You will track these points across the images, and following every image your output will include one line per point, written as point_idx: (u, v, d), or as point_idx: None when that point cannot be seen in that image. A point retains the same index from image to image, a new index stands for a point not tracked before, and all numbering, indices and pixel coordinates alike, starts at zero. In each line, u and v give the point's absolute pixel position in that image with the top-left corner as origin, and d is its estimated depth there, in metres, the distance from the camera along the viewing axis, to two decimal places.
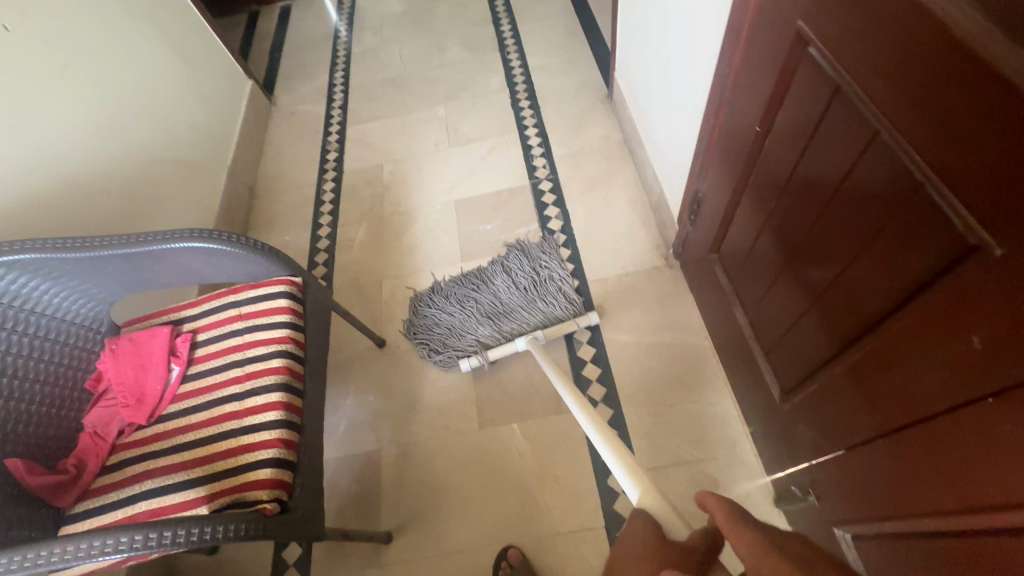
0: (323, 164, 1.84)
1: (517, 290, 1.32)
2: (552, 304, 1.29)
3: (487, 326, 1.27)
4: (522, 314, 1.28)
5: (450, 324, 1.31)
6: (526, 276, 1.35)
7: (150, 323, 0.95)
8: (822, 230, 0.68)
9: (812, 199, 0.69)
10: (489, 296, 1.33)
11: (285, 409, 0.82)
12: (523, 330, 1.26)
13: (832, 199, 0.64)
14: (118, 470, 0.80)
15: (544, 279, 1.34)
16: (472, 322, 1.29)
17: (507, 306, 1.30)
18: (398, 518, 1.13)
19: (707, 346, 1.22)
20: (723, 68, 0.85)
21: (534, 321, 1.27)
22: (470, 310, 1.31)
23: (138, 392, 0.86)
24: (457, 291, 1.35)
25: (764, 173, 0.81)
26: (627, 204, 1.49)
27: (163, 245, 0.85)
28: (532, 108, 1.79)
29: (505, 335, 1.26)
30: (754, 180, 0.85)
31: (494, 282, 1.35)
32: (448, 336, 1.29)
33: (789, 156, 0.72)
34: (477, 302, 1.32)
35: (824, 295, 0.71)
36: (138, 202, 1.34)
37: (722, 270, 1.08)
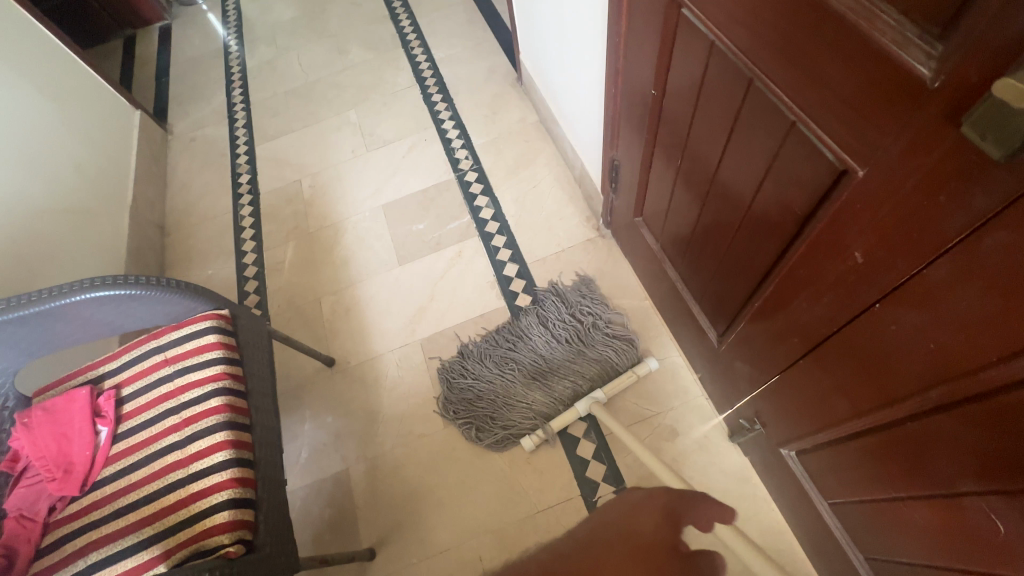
0: (236, 188, 1.74)
1: (560, 342, 1.22)
2: (601, 351, 1.20)
3: (538, 391, 1.17)
4: (573, 369, 1.19)
5: (494, 392, 1.20)
6: (566, 325, 1.24)
7: (65, 387, 0.87)
8: (724, 181, 0.73)
9: (711, 154, 0.73)
10: (528, 353, 1.22)
11: (234, 447, 0.78)
12: (579, 388, 1.17)
13: (726, 149, 0.69)
14: (57, 549, 0.73)
15: (585, 325, 1.24)
16: (520, 387, 1.19)
17: (555, 363, 1.20)
18: (378, 532, 1.11)
19: (648, 306, 1.28)
20: (614, 40, 0.88)
21: (586, 372, 1.18)
22: (514, 375, 1.20)
23: (64, 462, 0.79)
24: (494, 353, 1.24)
25: (667, 135, 0.85)
26: (552, 181, 1.52)
27: (64, 301, 0.79)
28: (446, 101, 1.77)
29: (561, 399, 1.17)
30: (660, 143, 0.89)
31: (531, 336, 1.24)
32: (494, 408, 1.18)
33: (684, 115, 0.76)
34: (519, 363, 1.22)
35: (737, 240, 0.76)
36: (29, 260, 1.21)
37: (648, 231, 1.13)
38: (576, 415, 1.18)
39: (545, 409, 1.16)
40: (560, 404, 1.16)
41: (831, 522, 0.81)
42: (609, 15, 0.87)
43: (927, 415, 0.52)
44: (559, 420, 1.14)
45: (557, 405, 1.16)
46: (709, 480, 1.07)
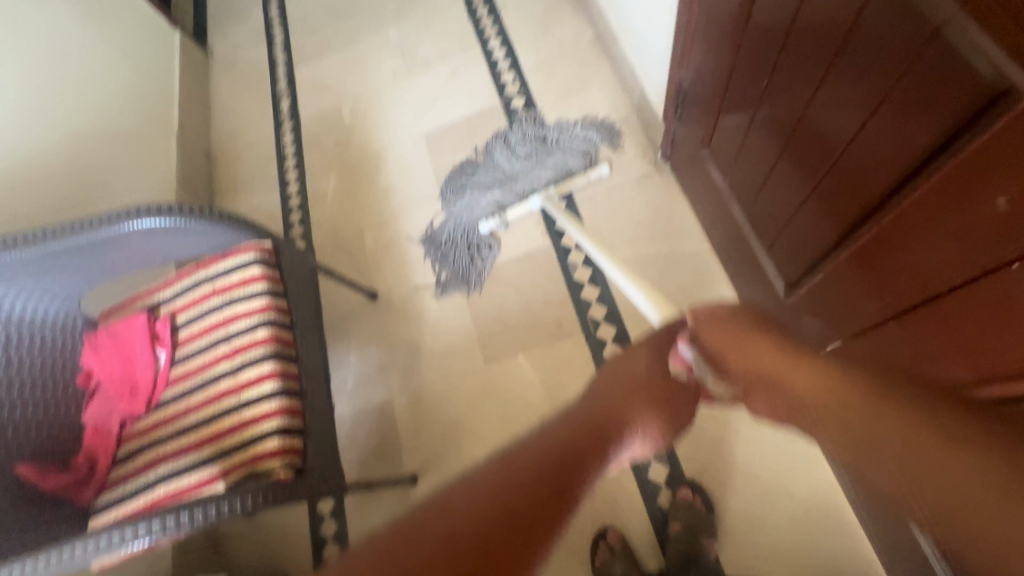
0: (277, 115, 1.69)
1: (524, 154, 1.37)
2: (558, 159, 1.33)
3: (500, 194, 1.33)
4: (531, 175, 1.33)
5: (464, 209, 1.35)
6: (529, 139, 1.39)
7: (126, 311, 0.91)
8: (822, 106, 0.61)
9: (811, 71, 0.61)
10: (493, 167, 1.37)
11: (281, 378, 0.80)
12: (534, 188, 1.32)
13: (831, 66, 0.57)
14: (129, 460, 0.80)
15: (544, 138, 1.37)
16: (484, 197, 1.34)
17: (515, 172, 1.35)
18: (420, 460, 1.16)
19: (706, 250, 1.18)
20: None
21: (541, 176, 1.33)
22: (479, 188, 1.35)
23: (130, 383, 0.84)
24: (465, 172, 1.40)
25: (754, 50, 0.72)
26: (607, 108, 1.38)
27: (114, 230, 0.79)
28: (492, 15, 1.61)
29: (518, 195, 1.32)
30: (742, 61, 0.76)
31: (497, 154, 1.39)
32: (464, 223, 1.33)
33: (781, 23, 0.63)
34: (484, 176, 1.36)
35: (827, 182, 0.66)
36: (86, 185, 1.24)
37: (715, 167, 1.01)
38: None
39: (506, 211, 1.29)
40: (519, 202, 1.29)
41: None
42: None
43: None
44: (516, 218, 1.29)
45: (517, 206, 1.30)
46: (757, 434, 1.02)
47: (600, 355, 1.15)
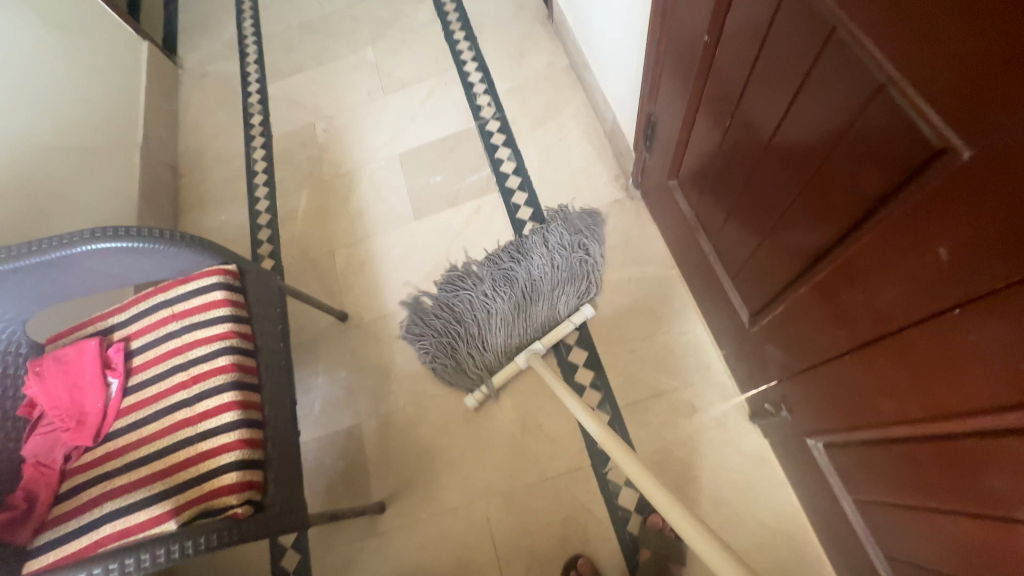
0: (248, 130, 1.66)
1: (555, 272, 1.21)
2: (566, 296, 1.18)
3: (502, 320, 1.18)
4: (536, 308, 1.18)
5: (473, 310, 1.21)
6: (565, 255, 1.22)
7: (76, 336, 0.86)
8: (780, 151, 0.64)
9: (769, 118, 0.64)
10: (520, 275, 1.21)
11: (241, 408, 0.77)
12: (534, 328, 1.17)
13: (788, 115, 0.60)
14: (74, 496, 0.75)
15: (577, 261, 1.21)
16: (493, 310, 1.19)
17: (533, 294, 1.19)
18: (389, 487, 1.13)
19: (675, 275, 1.21)
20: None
21: (543, 315, 1.18)
22: (497, 294, 1.20)
23: (78, 413, 0.79)
24: (489, 270, 1.24)
25: (717, 92, 0.75)
26: (580, 135, 1.41)
27: (67, 252, 0.75)
28: (469, 40, 1.63)
29: (512, 336, 1.17)
30: (706, 102, 0.80)
31: (533, 257, 1.23)
32: (463, 324, 1.20)
33: (741, 70, 0.67)
34: (501, 288, 1.21)
35: (786, 220, 0.69)
36: (40, 200, 1.19)
37: (683, 197, 1.04)
38: (591, 385, 1.14)
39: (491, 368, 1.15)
40: (503, 353, 1.16)
41: (851, 517, 0.78)
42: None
43: (993, 436, 0.46)
44: (497, 376, 1.14)
45: (502, 354, 1.16)
46: (724, 459, 1.04)
47: (571, 380, 1.16)
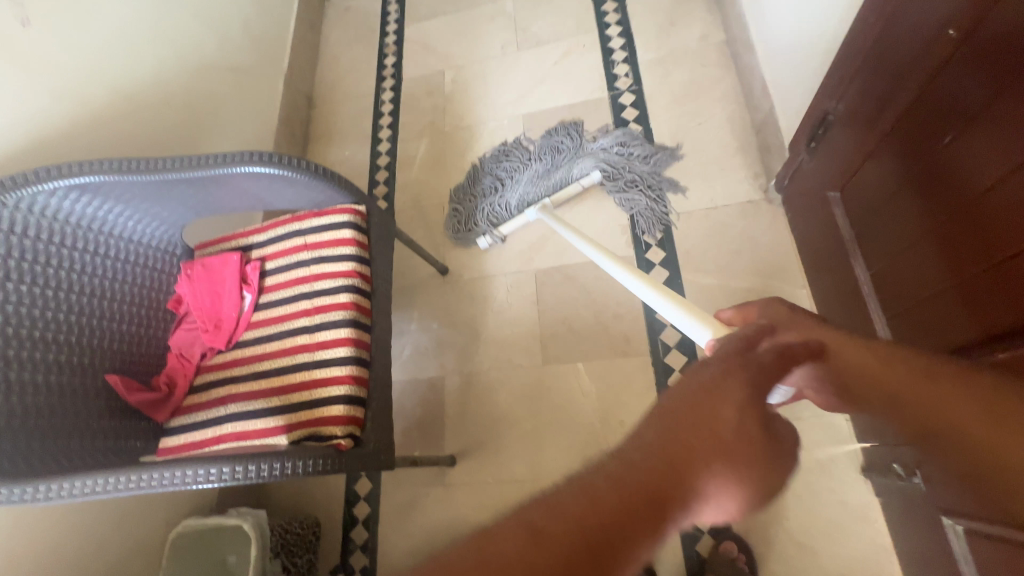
0: (380, 70, 1.69)
1: (598, 164, 1.27)
2: (589, 166, 1.27)
3: (527, 183, 1.30)
4: (559, 178, 1.28)
5: (510, 169, 1.35)
6: (615, 150, 1.28)
7: (221, 247, 0.94)
8: (1014, 193, 0.55)
9: (993, 164, 0.57)
10: (565, 153, 1.32)
11: (354, 345, 0.81)
12: (547, 190, 1.28)
13: (1023, 167, 0.54)
14: (204, 391, 0.84)
15: (623, 154, 1.27)
16: (525, 170, 1.33)
17: (563, 169, 1.29)
18: (461, 444, 1.17)
19: (804, 296, 1.09)
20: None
21: (561, 180, 1.28)
22: (534, 163, 1.33)
23: (216, 318, 0.87)
24: (543, 145, 1.35)
25: (922, 117, 0.67)
26: (722, 121, 1.28)
27: (223, 170, 0.80)
28: (616, 1, 1.52)
29: (529, 200, 1.29)
30: (901, 124, 0.72)
31: (584, 144, 1.32)
32: (500, 182, 1.34)
33: (971, 101, 0.59)
34: (545, 161, 1.32)
35: (976, 276, 0.63)
36: (198, 115, 1.29)
37: (840, 213, 0.91)
38: None
39: (502, 225, 1.30)
40: (515, 208, 1.30)
41: None
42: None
43: None
44: (503, 225, 1.29)
45: (513, 206, 1.30)
46: (821, 506, 0.95)
47: (664, 383, 1.10)
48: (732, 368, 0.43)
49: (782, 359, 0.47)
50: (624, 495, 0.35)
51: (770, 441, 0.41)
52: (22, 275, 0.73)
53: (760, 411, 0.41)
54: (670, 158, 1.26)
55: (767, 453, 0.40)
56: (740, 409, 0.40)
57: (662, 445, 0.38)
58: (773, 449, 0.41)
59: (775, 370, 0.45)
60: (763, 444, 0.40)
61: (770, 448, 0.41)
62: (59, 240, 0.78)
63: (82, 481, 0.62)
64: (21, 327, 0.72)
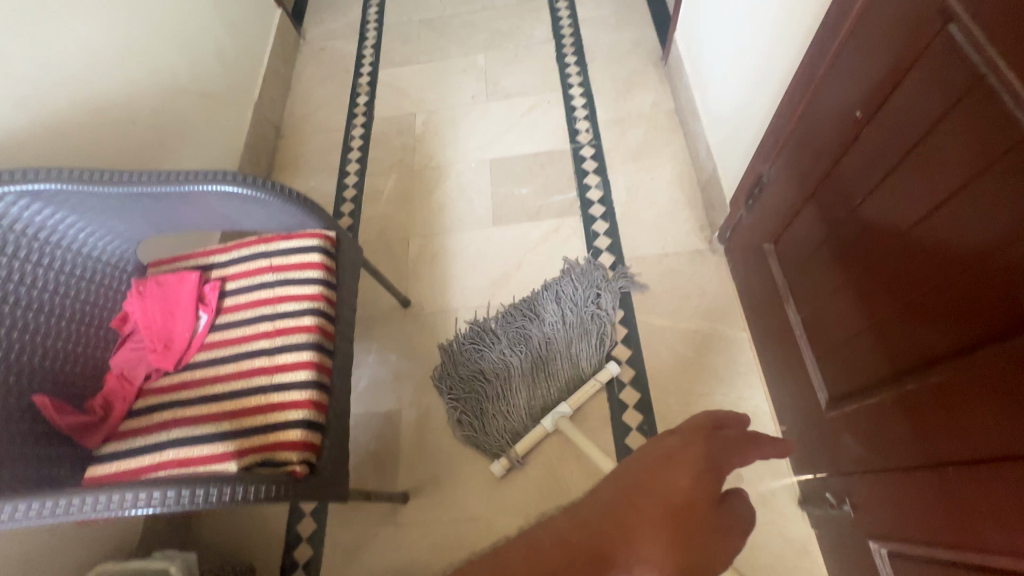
0: (353, 108, 1.74)
1: (568, 332, 1.21)
2: (569, 346, 1.20)
3: (523, 385, 1.17)
4: (555, 369, 1.18)
5: (492, 365, 1.20)
6: (576, 312, 1.23)
7: (178, 266, 0.91)
8: (913, 245, 0.65)
9: (896, 223, 0.68)
10: (536, 335, 1.22)
11: (316, 369, 0.79)
12: (550, 387, 1.16)
13: (920, 223, 0.64)
14: (144, 415, 0.79)
15: (592, 316, 1.23)
16: (511, 367, 1.19)
17: (551, 357, 1.19)
18: (415, 480, 1.13)
19: (745, 338, 1.18)
20: (809, 63, 0.80)
21: (557, 369, 1.18)
22: (515, 355, 1.20)
23: (166, 338, 0.83)
24: (509, 329, 1.24)
25: (840, 184, 0.79)
26: (672, 178, 1.41)
27: (193, 187, 0.79)
28: (579, 65, 1.67)
29: (539, 403, 1.15)
30: (824, 189, 0.83)
31: (547, 314, 1.24)
32: (488, 387, 1.17)
33: (875, 170, 0.71)
34: (524, 352, 1.20)
35: (888, 319, 0.72)
36: (163, 134, 1.27)
37: (777, 264, 1.02)
38: (637, 428, 1.12)
39: (519, 446, 1.11)
40: (528, 414, 1.14)
41: None
42: (814, 36, 0.79)
43: None
44: (522, 443, 1.10)
45: (525, 415, 1.14)
46: (764, 538, 0.99)
47: (618, 419, 1.14)
48: (700, 447, 0.55)
49: (755, 441, 0.59)
50: (566, 553, 0.46)
51: (717, 514, 0.50)
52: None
53: (710, 487, 0.51)
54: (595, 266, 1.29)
55: (717, 524, 0.49)
56: (690, 483, 0.51)
57: (612, 510, 0.49)
58: (722, 520, 0.50)
59: (745, 445, 0.58)
60: (709, 512, 0.50)
61: (714, 520, 0.49)
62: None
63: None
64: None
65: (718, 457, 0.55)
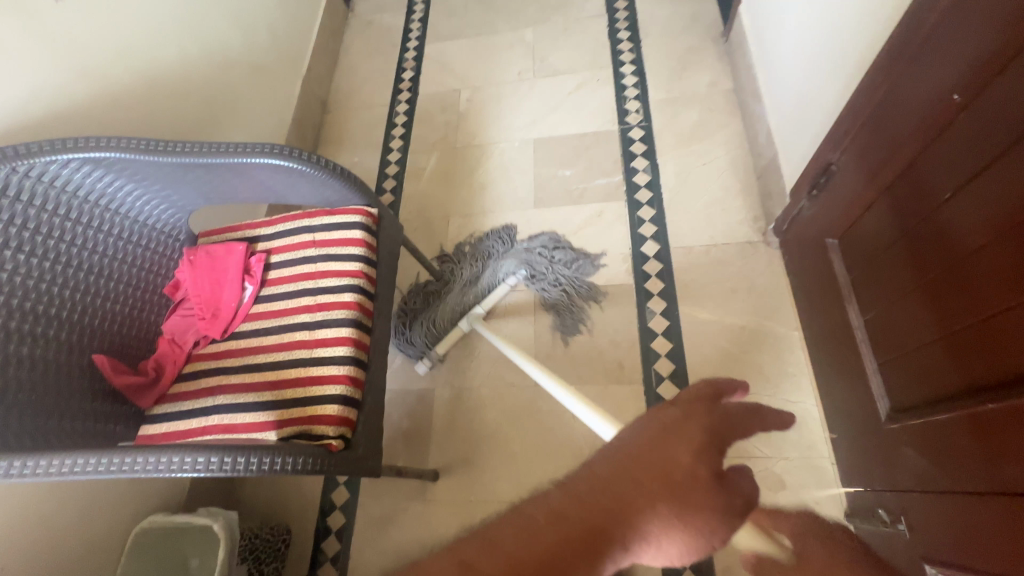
0: (398, 83, 1.73)
1: (532, 262, 1.26)
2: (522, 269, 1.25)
3: (457, 290, 1.24)
4: (493, 285, 1.25)
5: (446, 274, 1.28)
6: (553, 264, 1.25)
7: (227, 237, 0.93)
8: (1000, 252, 0.59)
9: (983, 226, 0.61)
10: (498, 257, 1.29)
11: (354, 346, 0.79)
12: (477, 296, 1.23)
13: (1010, 229, 0.57)
14: (192, 380, 0.82)
15: (561, 265, 1.25)
16: (462, 276, 1.26)
17: (492, 272, 1.26)
18: (445, 459, 1.14)
19: (796, 338, 1.11)
20: (894, 42, 0.72)
21: (490, 281, 1.25)
22: (469, 267, 1.28)
23: (214, 307, 0.86)
24: (479, 253, 1.31)
25: (920, 177, 0.72)
26: (727, 164, 1.32)
27: (241, 159, 0.80)
28: (632, 42, 1.58)
29: (465, 309, 1.22)
30: (902, 183, 0.76)
31: (521, 245, 1.30)
32: (433, 291, 1.26)
33: (963, 166, 0.64)
34: (482, 271, 1.27)
35: (965, 329, 0.66)
36: (216, 106, 1.30)
37: (840, 261, 0.94)
38: None
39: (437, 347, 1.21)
40: (453, 317, 1.22)
41: None
42: (905, 10, 0.70)
43: None
44: (441, 343, 1.20)
45: (448, 319, 1.22)
46: None
47: None
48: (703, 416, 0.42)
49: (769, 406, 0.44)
50: (559, 537, 0.37)
51: (727, 497, 0.39)
52: (13, 241, 0.71)
53: (716, 462, 0.40)
54: (591, 266, 1.26)
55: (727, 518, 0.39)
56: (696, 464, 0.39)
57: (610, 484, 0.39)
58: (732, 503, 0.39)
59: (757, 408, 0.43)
60: (715, 496, 0.38)
61: (718, 504, 0.39)
62: (60, 211, 0.76)
63: (56, 460, 0.59)
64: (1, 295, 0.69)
65: (728, 434, 0.41)
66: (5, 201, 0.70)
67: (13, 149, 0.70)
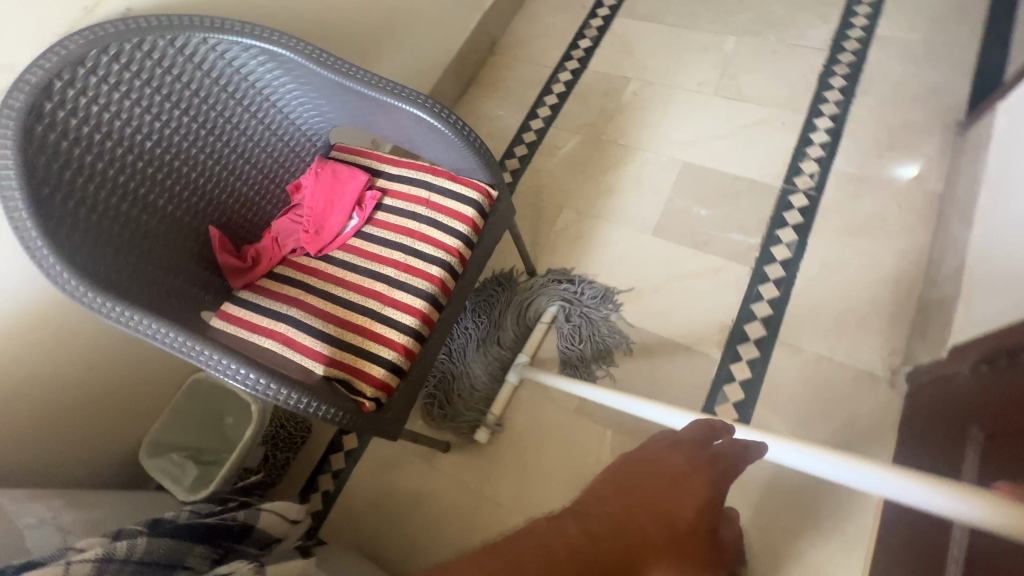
0: (571, 49, 1.63)
1: (515, 301, 1.22)
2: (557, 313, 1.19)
3: (479, 355, 1.19)
4: (516, 334, 1.19)
5: (455, 343, 1.21)
6: (587, 337, 1.17)
7: (356, 160, 0.95)
8: None
9: None
10: (498, 306, 1.22)
11: (421, 320, 0.80)
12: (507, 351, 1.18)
13: None
14: (277, 282, 0.87)
15: (596, 326, 1.18)
16: (469, 337, 1.20)
17: (516, 329, 1.19)
18: (462, 437, 1.16)
19: (873, 501, 0.96)
20: None
21: (511, 329, 1.19)
22: (475, 327, 1.21)
23: (318, 225, 0.88)
24: (474, 306, 1.24)
25: None
26: (888, 276, 1.13)
27: (393, 101, 0.79)
28: (844, 94, 1.35)
29: (500, 365, 1.18)
30: None
31: (510, 291, 1.24)
32: (456, 367, 1.19)
33: None
34: (489, 322, 1.21)
35: None
36: (393, 20, 1.30)
37: (969, 459, 0.77)
38: None
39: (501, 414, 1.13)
40: (495, 380, 1.17)
41: None
42: None
43: None
44: (496, 404, 1.14)
45: (488, 379, 1.17)
46: None
47: None
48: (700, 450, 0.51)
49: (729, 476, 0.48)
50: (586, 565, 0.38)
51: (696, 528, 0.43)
52: (177, 98, 0.78)
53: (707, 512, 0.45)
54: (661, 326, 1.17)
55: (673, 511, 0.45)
56: (702, 509, 0.43)
57: (618, 523, 0.41)
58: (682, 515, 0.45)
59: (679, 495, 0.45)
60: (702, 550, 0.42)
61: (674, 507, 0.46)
62: (226, 86, 0.82)
63: (134, 317, 0.65)
64: (147, 139, 0.77)
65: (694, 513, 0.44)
66: (184, 61, 0.76)
67: (207, 21, 0.75)
